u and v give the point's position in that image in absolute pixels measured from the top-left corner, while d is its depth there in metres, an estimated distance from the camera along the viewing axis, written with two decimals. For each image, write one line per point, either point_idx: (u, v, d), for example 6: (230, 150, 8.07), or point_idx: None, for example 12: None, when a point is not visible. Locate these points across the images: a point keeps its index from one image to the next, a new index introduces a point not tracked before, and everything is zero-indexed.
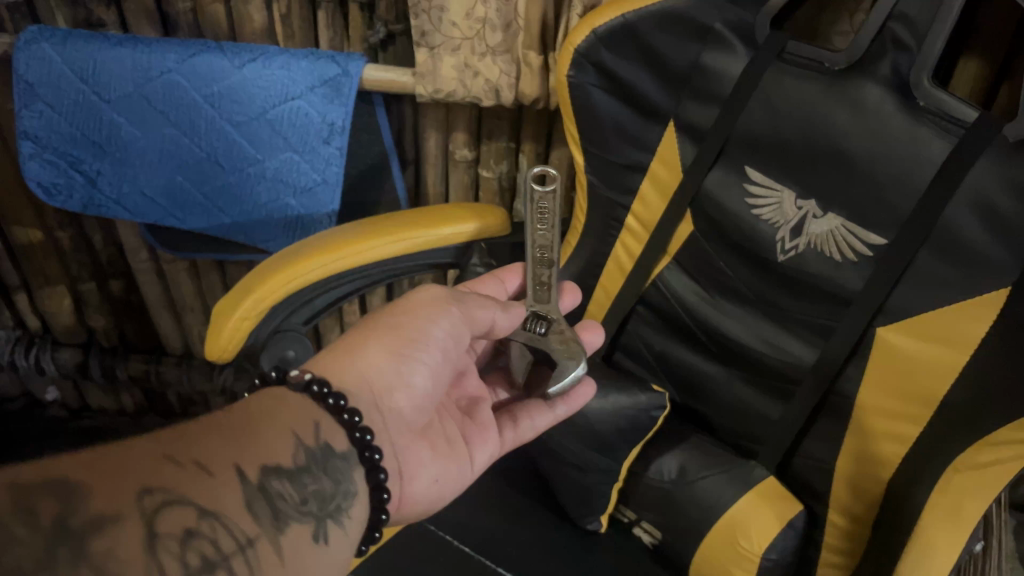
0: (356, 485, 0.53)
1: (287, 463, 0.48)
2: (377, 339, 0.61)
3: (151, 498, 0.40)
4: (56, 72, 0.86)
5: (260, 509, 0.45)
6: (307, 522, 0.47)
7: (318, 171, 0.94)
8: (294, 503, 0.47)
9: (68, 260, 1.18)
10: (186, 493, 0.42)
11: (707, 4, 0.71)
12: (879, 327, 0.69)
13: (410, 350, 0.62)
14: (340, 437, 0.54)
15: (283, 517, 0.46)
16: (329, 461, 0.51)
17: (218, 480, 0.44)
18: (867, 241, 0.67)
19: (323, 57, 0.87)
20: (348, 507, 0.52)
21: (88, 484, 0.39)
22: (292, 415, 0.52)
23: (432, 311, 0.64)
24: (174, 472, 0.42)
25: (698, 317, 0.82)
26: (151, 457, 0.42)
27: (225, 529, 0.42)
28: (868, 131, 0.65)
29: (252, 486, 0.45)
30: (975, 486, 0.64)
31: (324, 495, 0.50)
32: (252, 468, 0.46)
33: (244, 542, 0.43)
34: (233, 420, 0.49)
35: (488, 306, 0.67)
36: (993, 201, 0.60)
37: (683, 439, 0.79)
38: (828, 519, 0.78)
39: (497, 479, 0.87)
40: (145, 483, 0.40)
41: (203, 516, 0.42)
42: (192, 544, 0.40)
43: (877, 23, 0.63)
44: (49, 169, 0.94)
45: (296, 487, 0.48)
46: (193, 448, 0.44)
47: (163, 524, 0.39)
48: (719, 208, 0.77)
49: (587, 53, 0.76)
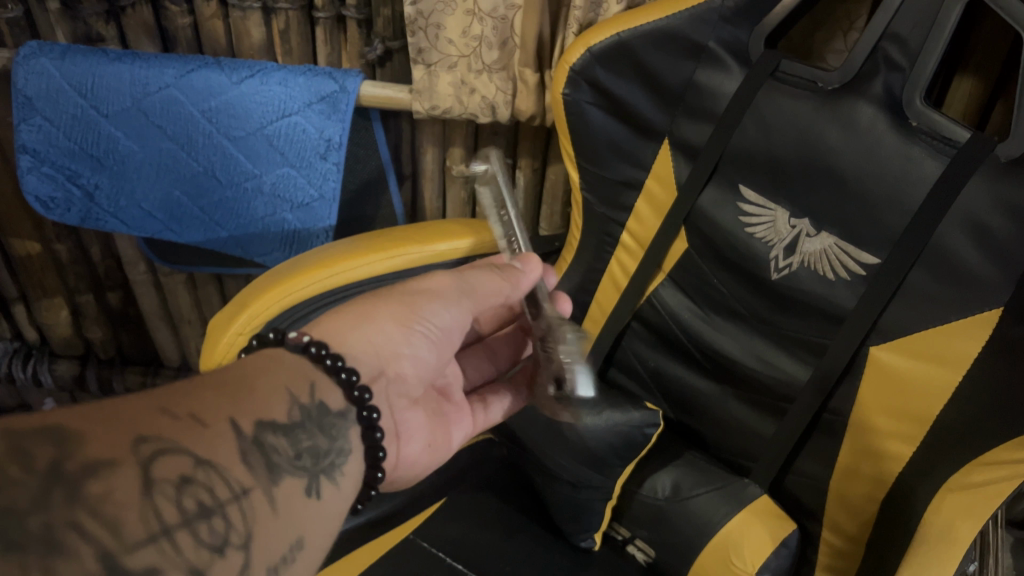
0: (351, 443, 0.52)
1: (282, 419, 0.46)
2: (384, 307, 0.60)
3: (146, 447, 0.38)
4: (55, 86, 0.87)
5: (255, 460, 0.43)
6: (300, 478, 0.46)
7: (314, 186, 0.95)
8: (289, 457, 0.46)
9: (65, 273, 1.18)
10: (181, 441, 0.40)
11: (701, 23, 0.71)
12: (871, 347, 0.69)
13: (416, 321, 0.61)
14: (337, 396, 0.52)
15: (278, 470, 0.44)
16: (325, 419, 0.50)
17: (211, 431, 0.41)
18: (860, 260, 0.68)
19: (320, 73, 0.87)
20: (342, 464, 0.50)
21: (82, 434, 0.37)
22: (286, 372, 0.50)
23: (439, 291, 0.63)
24: (169, 423, 0.40)
25: (691, 332, 0.82)
26: (147, 409, 0.40)
27: (221, 478, 0.40)
28: (859, 150, 0.66)
29: (246, 439, 0.43)
30: (966, 508, 0.64)
31: (317, 451, 0.48)
32: (247, 422, 0.44)
33: (239, 491, 0.41)
34: (228, 376, 0.47)
35: (499, 290, 0.63)
36: (983, 221, 0.60)
37: (678, 456, 0.80)
38: (822, 538, 0.78)
39: (491, 498, 0.86)
40: (139, 432, 0.39)
41: (198, 465, 0.40)
42: (188, 490, 0.38)
43: (870, 44, 0.64)
44: (47, 183, 0.94)
45: (290, 441, 0.46)
46: (188, 401, 0.42)
47: (159, 470, 0.38)
48: (713, 226, 0.77)
49: (581, 71, 0.77)
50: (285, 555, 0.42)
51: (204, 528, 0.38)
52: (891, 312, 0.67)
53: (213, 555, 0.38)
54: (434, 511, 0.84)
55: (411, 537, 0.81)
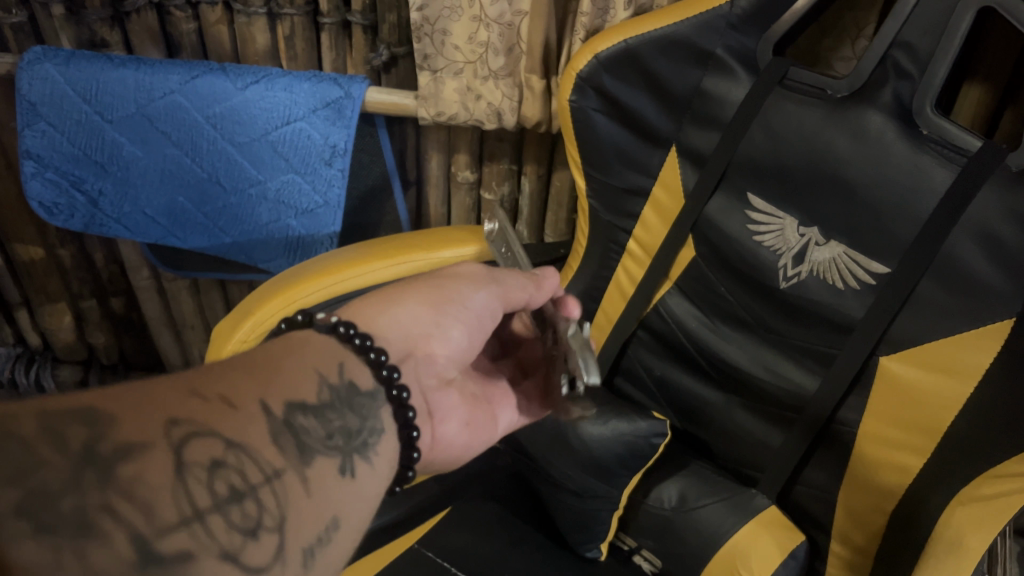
0: (382, 422, 0.50)
1: (312, 399, 0.46)
2: (413, 295, 0.59)
3: (178, 429, 0.37)
4: (60, 92, 0.86)
5: (286, 442, 0.42)
6: (333, 457, 0.45)
7: (319, 193, 0.94)
8: (319, 437, 0.45)
9: (68, 278, 1.17)
10: (212, 424, 0.39)
11: (709, 30, 0.71)
12: (881, 357, 0.68)
13: (446, 304, 0.59)
14: (367, 376, 0.51)
15: (309, 450, 0.43)
16: (354, 399, 0.49)
17: (243, 413, 0.41)
18: (870, 269, 0.67)
19: (325, 79, 0.87)
20: (375, 443, 0.49)
21: (115, 414, 0.36)
22: (313, 354, 0.49)
23: (470, 281, 0.62)
24: (200, 406, 0.39)
25: (698, 341, 0.81)
26: (176, 392, 0.40)
27: (252, 462, 0.40)
28: (868, 158, 0.65)
29: (277, 421, 0.42)
30: (978, 520, 0.63)
31: (349, 431, 0.47)
32: (278, 404, 0.43)
33: (270, 473, 0.40)
34: (255, 358, 0.46)
35: (525, 286, 0.64)
36: (995, 230, 0.60)
37: (682, 468, 0.80)
38: (829, 549, 0.77)
39: (497, 506, 0.86)
40: (170, 415, 0.38)
41: (229, 448, 0.39)
42: (219, 473, 0.38)
43: (879, 52, 0.63)
44: (51, 188, 0.94)
45: (320, 421, 0.45)
46: (216, 384, 0.42)
47: (190, 453, 0.37)
48: (720, 234, 0.77)
49: (588, 78, 0.76)
50: (320, 535, 0.41)
51: (235, 512, 0.37)
52: (900, 321, 0.67)
53: (246, 539, 0.37)
54: (440, 519, 0.84)
55: (417, 546, 0.81)
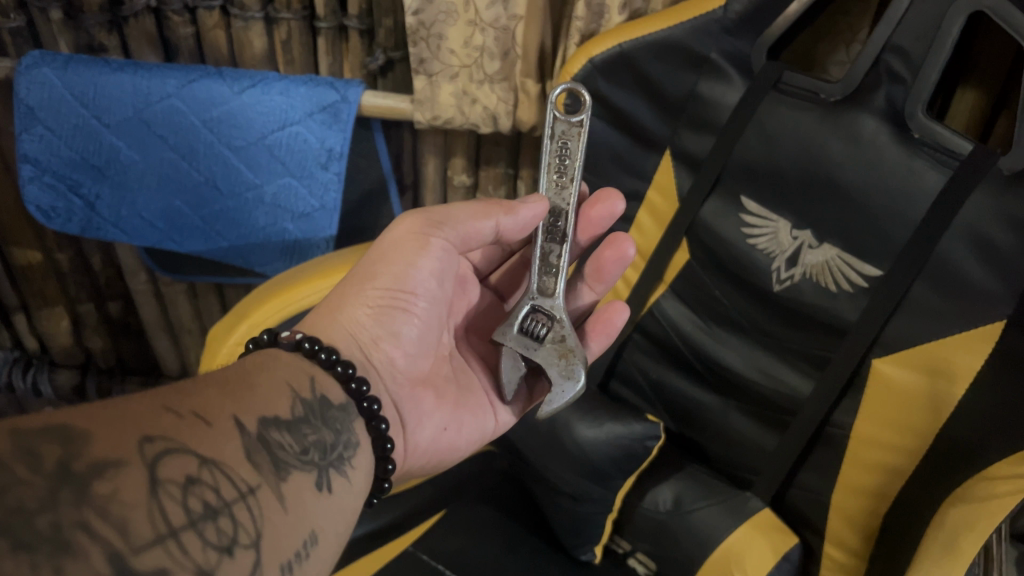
0: (357, 436, 0.51)
1: (285, 415, 0.46)
2: (358, 294, 0.59)
3: (152, 446, 0.37)
4: (57, 96, 0.86)
5: (260, 458, 0.42)
6: (309, 472, 0.45)
7: (316, 197, 0.95)
8: (294, 452, 0.45)
9: (66, 282, 1.17)
10: (187, 441, 0.39)
11: (703, 34, 0.71)
12: (873, 359, 0.69)
13: (396, 303, 0.59)
14: (336, 390, 0.52)
15: (285, 466, 0.44)
16: (327, 413, 0.50)
17: (217, 429, 0.41)
18: (862, 271, 0.67)
19: (321, 83, 0.87)
20: (350, 457, 0.50)
21: (88, 431, 0.36)
22: (284, 369, 0.50)
23: (411, 246, 0.60)
24: (174, 423, 0.40)
25: (694, 344, 0.81)
26: (150, 407, 0.40)
27: (226, 478, 0.40)
28: (861, 162, 0.66)
29: (251, 437, 0.43)
30: (969, 522, 0.62)
31: (324, 445, 0.48)
32: (251, 419, 0.44)
33: (245, 489, 0.41)
34: (227, 375, 0.47)
35: (483, 215, 0.61)
36: (989, 235, 0.60)
37: (677, 469, 0.80)
38: (824, 553, 0.76)
39: (492, 510, 0.86)
40: (145, 432, 0.38)
41: (203, 464, 0.39)
42: (194, 490, 0.38)
43: (872, 56, 0.64)
44: (48, 192, 0.94)
45: (295, 436, 0.46)
46: (190, 400, 0.42)
47: (164, 470, 0.37)
48: (715, 237, 0.77)
49: (584, 82, 0.76)
50: (297, 551, 0.42)
51: (210, 528, 0.37)
52: (894, 324, 0.67)
53: (221, 556, 0.37)
54: (433, 523, 0.84)
55: (412, 549, 0.80)
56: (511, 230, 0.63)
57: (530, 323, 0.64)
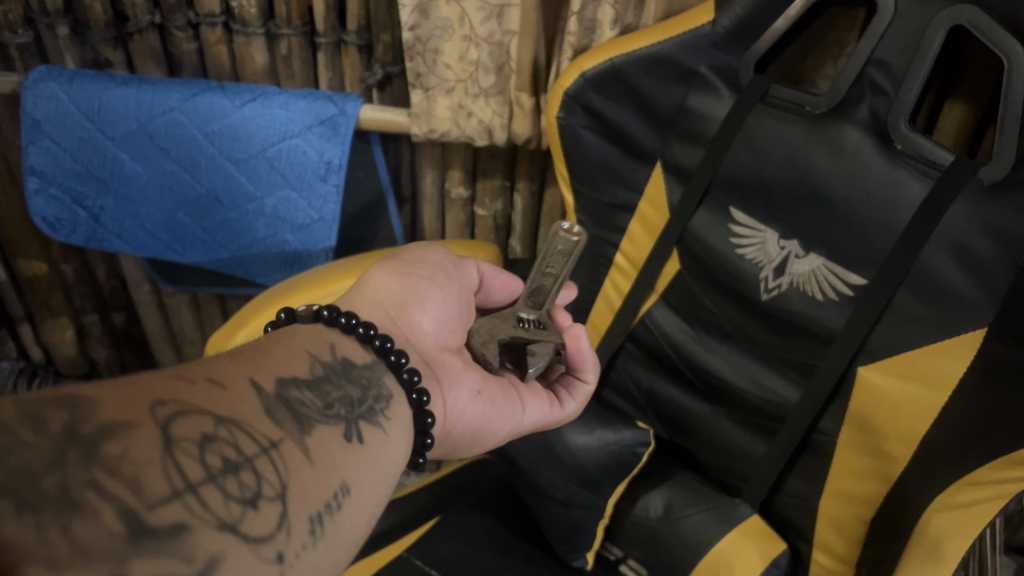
0: (388, 389, 0.51)
1: (304, 375, 0.47)
2: (386, 271, 0.61)
3: (163, 409, 0.37)
4: (63, 110, 0.89)
5: (281, 414, 0.42)
6: (335, 425, 0.45)
7: (315, 208, 0.96)
8: (317, 408, 0.45)
9: (71, 293, 1.19)
10: (201, 403, 0.39)
11: (693, 48, 0.73)
12: (859, 367, 0.69)
13: (414, 267, 0.62)
14: (360, 352, 0.52)
15: (308, 420, 0.44)
16: (351, 372, 0.50)
17: (231, 391, 0.42)
18: (848, 281, 0.68)
19: (321, 97, 0.89)
20: (383, 409, 0.50)
21: (96, 398, 0.36)
22: (304, 338, 0.50)
23: (430, 252, 0.65)
24: (186, 387, 0.40)
25: (686, 353, 0.82)
26: (163, 377, 0.40)
27: (246, 434, 0.40)
28: (846, 172, 0.67)
29: (269, 396, 0.43)
30: (954, 527, 0.63)
31: (351, 401, 0.48)
32: (267, 381, 0.44)
33: (268, 444, 0.40)
34: (242, 347, 0.47)
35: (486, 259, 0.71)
36: (968, 244, 0.62)
37: (665, 479, 0.80)
38: (812, 558, 0.77)
39: (485, 517, 0.86)
40: (155, 396, 0.38)
41: (220, 423, 0.39)
42: (211, 447, 0.37)
43: (855, 69, 0.66)
44: (54, 204, 0.96)
45: (317, 395, 0.46)
46: (202, 368, 0.42)
47: (178, 430, 0.37)
48: (706, 248, 0.78)
49: (575, 95, 0.78)
50: (329, 502, 0.41)
51: (232, 483, 0.37)
52: (878, 334, 0.68)
53: (245, 509, 0.37)
54: (427, 530, 0.84)
55: (405, 555, 0.81)
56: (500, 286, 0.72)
57: (522, 320, 0.68)
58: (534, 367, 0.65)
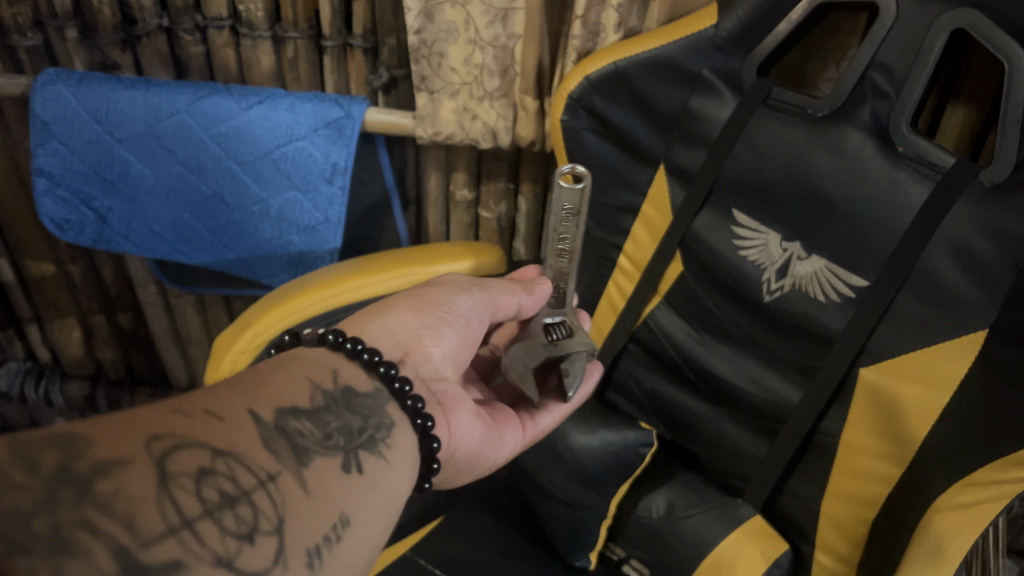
0: (390, 418, 0.52)
1: (305, 405, 0.47)
2: (401, 301, 0.61)
3: (159, 444, 0.38)
4: (71, 112, 0.89)
5: (279, 446, 0.43)
6: (334, 456, 0.46)
7: (320, 210, 0.97)
8: (316, 438, 0.46)
9: (78, 294, 1.20)
10: (198, 436, 0.40)
11: (696, 52, 0.74)
12: (860, 367, 0.70)
13: (428, 292, 0.63)
14: (363, 378, 0.53)
15: (306, 452, 0.44)
16: (352, 401, 0.50)
17: (229, 423, 0.42)
18: (849, 282, 0.69)
19: (326, 100, 0.90)
20: (384, 438, 0.50)
21: (90, 436, 0.37)
22: (305, 365, 0.51)
23: (453, 288, 0.65)
24: (184, 421, 0.40)
25: (687, 355, 0.82)
26: (160, 410, 0.41)
27: (242, 466, 0.40)
28: (847, 174, 0.68)
29: (268, 427, 0.44)
30: (954, 529, 0.63)
31: (351, 430, 0.48)
32: (266, 411, 0.44)
33: (265, 477, 0.41)
34: (243, 376, 0.48)
35: (512, 293, 0.67)
36: (971, 246, 0.62)
37: (671, 477, 0.81)
38: (814, 560, 0.78)
39: (489, 517, 0.87)
40: (151, 432, 0.38)
41: (217, 456, 0.39)
42: (208, 480, 0.38)
43: (858, 73, 0.66)
44: (62, 206, 0.97)
45: (316, 424, 0.46)
46: (202, 400, 0.43)
47: (174, 465, 0.37)
48: (708, 249, 0.78)
49: (580, 99, 0.79)
50: (327, 534, 0.42)
51: (228, 517, 0.37)
52: (879, 334, 0.68)
53: (241, 544, 0.37)
54: (430, 529, 0.85)
55: (410, 554, 0.82)
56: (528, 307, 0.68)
57: (550, 329, 0.68)
58: (572, 387, 0.65)
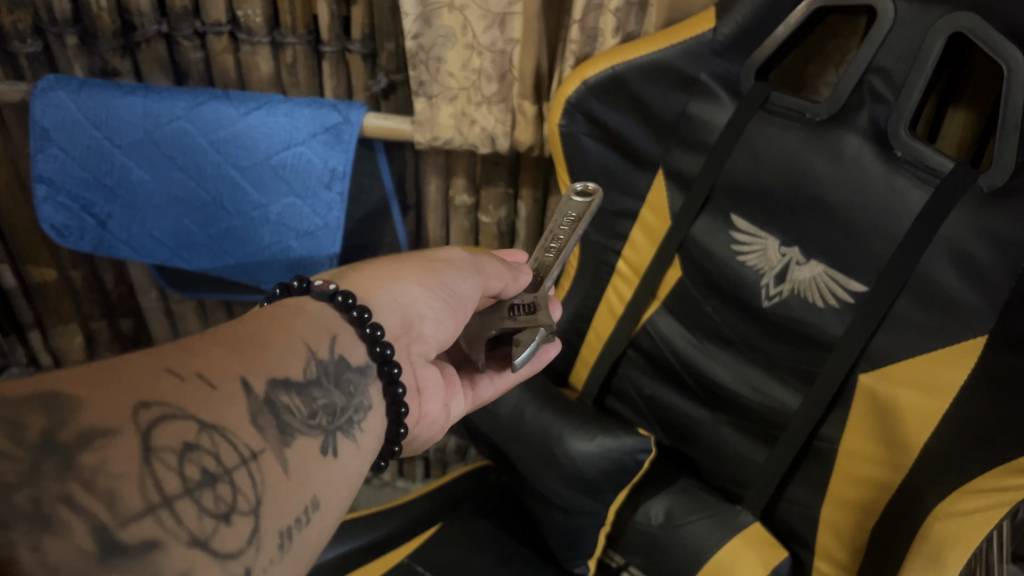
0: (370, 399, 0.52)
1: (296, 376, 0.46)
2: (409, 272, 0.60)
3: (147, 412, 0.36)
4: (70, 118, 0.90)
5: (265, 422, 0.42)
6: (315, 437, 0.45)
7: (319, 215, 0.96)
8: (302, 416, 0.45)
9: (80, 300, 1.20)
10: (187, 406, 0.38)
11: (695, 57, 0.73)
12: (860, 374, 0.69)
13: (439, 267, 0.62)
14: (360, 351, 0.52)
15: (290, 430, 0.44)
16: (342, 375, 0.50)
17: (221, 393, 0.41)
18: (848, 287, 0.68)
19: (325, 105, 0.90)
20: (360, 420, 0.50)
21: (81, 399, 0.35)
22: (306, 325, 0.50)
23: (455, 268, 0.63)
24: (176, 385, 0.39)
25: (687, 360, 0.82)
26: (151, 369, 0.39)
27: (227, 443, 0.39)
28: (848, 179, 0.67)
29: (258, 399, 0.42)
30: (952, 536, 0.63)
31: (333, 409, 0.48)
32: (259, 381, 0.43)
33: (247, 455, 0.40)
34: (240, 331, 0.46)
35: (503, 275, 0.66)
36: (969, 251, 0.61)
37: (671, 484, 0.80)
38: (815, 567, 0.77)
39: (489, 524, 0.87)
40: (141, 397, 0.37)
41: (203, 430, 0.38)
42: (191, 457, 0.37)
43: (855, 77, 0.66)
44: (62, 212, 0.97)
45: (304, 400, 0.46)
46: (195, 360, 0.41)
47: (158, 438, 0.36)
48: (707, 254, 0.78)
49: (577, 103, 0.78)
50: (299, 517, 0.42)
51: (207, 496, 0.37)
52: (877, 340, 0.68)
53: (217, 525, 0.37)
54: (429, 535, 0.85)
55: (408, 561, 0.81)
56: (508, 294, 0.68)
57: (514, 307, 0.67)
58: (519, 356, 0.62)
